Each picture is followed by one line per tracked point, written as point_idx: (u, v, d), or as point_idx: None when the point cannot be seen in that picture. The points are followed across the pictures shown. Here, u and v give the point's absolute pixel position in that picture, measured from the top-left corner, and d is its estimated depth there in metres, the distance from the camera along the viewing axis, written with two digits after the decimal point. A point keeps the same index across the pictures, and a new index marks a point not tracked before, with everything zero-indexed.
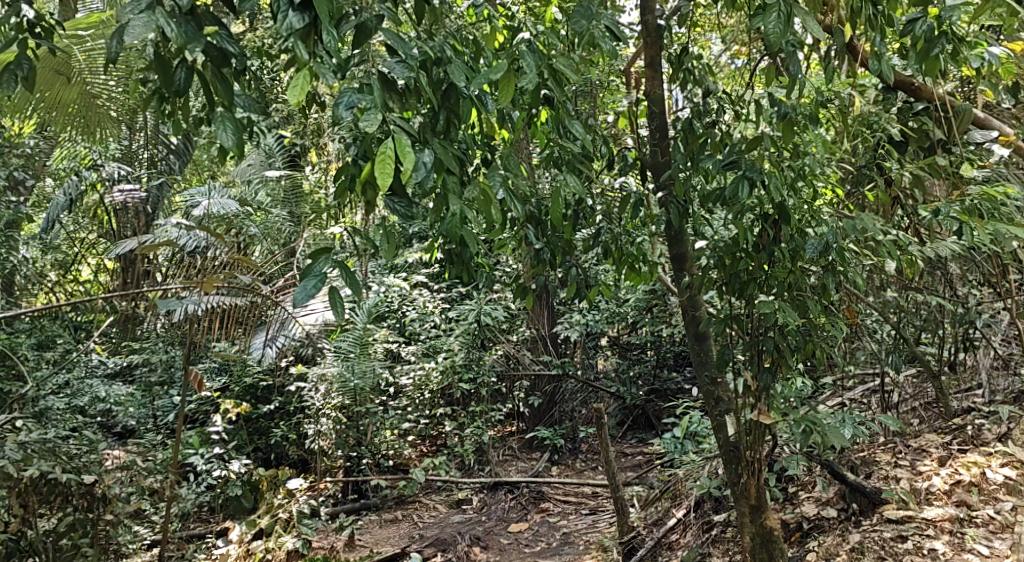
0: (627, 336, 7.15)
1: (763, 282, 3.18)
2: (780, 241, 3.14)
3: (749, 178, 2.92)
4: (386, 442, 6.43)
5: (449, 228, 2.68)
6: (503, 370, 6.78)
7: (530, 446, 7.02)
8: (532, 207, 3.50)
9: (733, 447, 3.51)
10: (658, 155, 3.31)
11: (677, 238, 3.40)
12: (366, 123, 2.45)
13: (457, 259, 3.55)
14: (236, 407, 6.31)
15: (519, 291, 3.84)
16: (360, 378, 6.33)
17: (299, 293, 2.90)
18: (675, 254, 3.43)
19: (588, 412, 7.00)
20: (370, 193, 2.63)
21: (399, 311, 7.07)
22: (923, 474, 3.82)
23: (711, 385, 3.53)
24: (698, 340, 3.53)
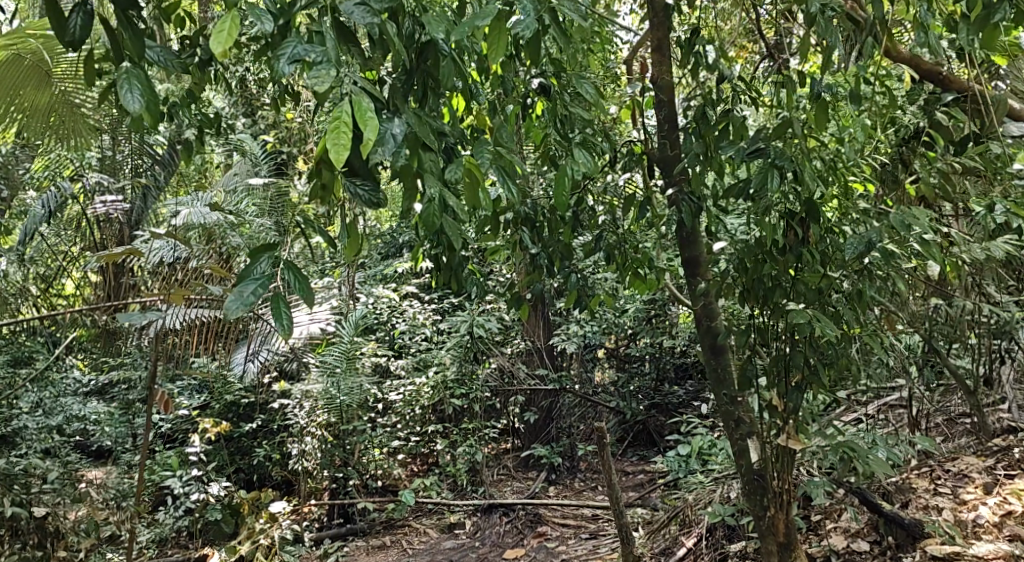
0: (626, 347, 6.87)
1: (790, 290, 2.94)
2: (807, 243, 2.91)
3: (779, 167, 2.65)
4: (374, 462, 6.11)
5: (424, 218, 2.33)
6: (496, 385, 6.44)
7: (525, 464, 6.65)
8: (526, 208, 3.22)
9: (755, 475, 3.24)
10: (666, 149, 3.02)
11: (689, 239, 3.15)
12: (315, 80, 2.18)
13: (446, 266, 3.26)
14: (215, 426, 6.09)
15: (512, 300, 3.54)
16: (347, 395, 6.04)
17: (234, 301, 2.66)
18: (686, 257, 3.18)
19: (587, 428, 6.68)
20: (325, 175, 2.36)
21: (388, 324, 6.80)
22: (969, 504, 3.56)
23: (732, 404, 3.23)
24: (714, 353, 3.24)
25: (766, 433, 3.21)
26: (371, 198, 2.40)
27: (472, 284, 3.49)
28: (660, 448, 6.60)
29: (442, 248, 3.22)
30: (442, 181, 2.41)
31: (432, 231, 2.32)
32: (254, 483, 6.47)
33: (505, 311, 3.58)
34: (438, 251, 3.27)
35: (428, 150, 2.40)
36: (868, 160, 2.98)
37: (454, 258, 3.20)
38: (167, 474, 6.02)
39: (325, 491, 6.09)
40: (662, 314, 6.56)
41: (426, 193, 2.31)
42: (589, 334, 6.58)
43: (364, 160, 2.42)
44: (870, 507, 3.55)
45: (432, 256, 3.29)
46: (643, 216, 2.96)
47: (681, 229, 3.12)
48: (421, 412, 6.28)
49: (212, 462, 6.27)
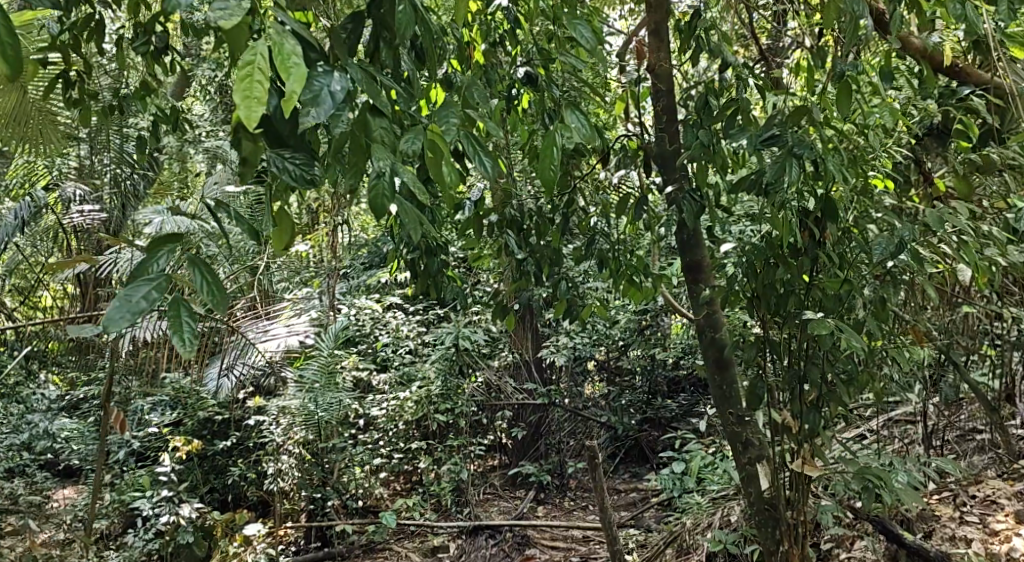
0: (618, 359, 6.61)
1: (807, 297, 2.77)
2: (823, 245, 2.72)
3: (798, 155, 2.42)
4: (355, 481, 5.84)
5: (371, 196, 2.04)
6: (483, 400, 6.20)
7: (513, 483, 6.39)
8: (512, 210, 2.99)
9: (764, 503, 3.04)
10: (664, 143, 2.81)
11: (689, 242, 2.99)
12: (221, 13, 1.91)
13: (423, 271, 3.02)
14: (186, 444, 5.93)
15: (497, 308, 3.31)
16: (326, 411, 5.86)
17: (116, 309, 2.24)
18: (687, 265, 3.03)
19: (577, 444, 6.41)
20: (247, 145, 2.12)
21: (371, 336, 6.56)
22: (999, 535, 3.37)
23: (746, 423, 3.03)
24: (720, 368, 3.06)
25: (776, 455, 3.03)
26: (303, 173, 2.12)
27: (453, 294, 3.25)
28: (653, 465, 6.34)
29: (421, 255, 2.97)
30: (396, 153, 2.13)
31: (379, 216, 2.02)
32: (228, 504, 6.20)
33: (491, 321, 3.36)
34: (416, 255, 3.01)
35: (380, 116, 2.13)
36: (888, 154, 2.75)
37: (432, 263, 2.96)
38: (136, 495, 5.73)
39: (303, 512, 5.82)
40: (654, 325, 6.38)
41: (371, 167, 2.02)
42: (579, 346, 6.33)
43: (295, 128, 2.14)
44: (890, 537, 3.33)
45: (409, 263, 3.04)
46: (638, 216, 2.71)
47: (683, 233, 2.96)
48: (404, 428, 6.04)
49: (184, 482, 5.99)
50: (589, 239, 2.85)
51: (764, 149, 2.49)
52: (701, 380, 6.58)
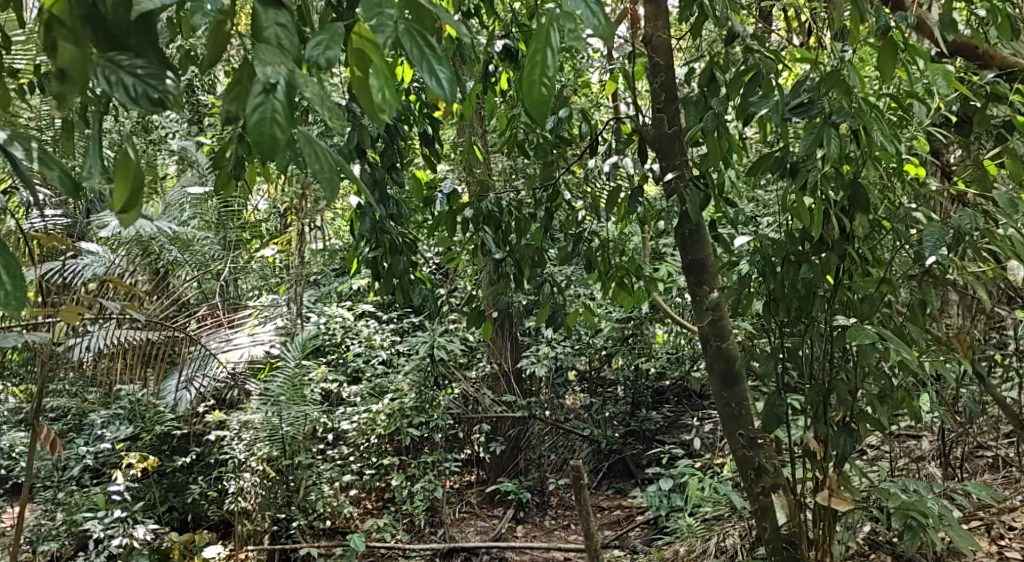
0: (600, 369, 6.32)
1: (832, 300, 2.52)
2: (852, 240, 2.48)
3: (836, 124, 2.23)
4: (323, 499, 5.51)
5: (253, 126, 1.69)
6: (460, 412, 5.89)
7: (491, 501, 6.06)
8: (490, 204, 2.66)
9: (775, 533, 2.76)
10: (663, 128, 2.56)
11: (698, 239, 2.75)
12: None
13: (386, 272, 2.71)
14: (141, 461, 5.59)
15: (473, 315, 3.02)
16: (291, 426, 5.57)
17: None
18: (686, 263, 2.80)
19: (558, 459, 6.11)
20: (65, 48, 1.71)
21: (343, 346, 6.28)
22: None
23: (759, 442, 2.79)
24: (726, 384, 2.80)
25: (793, 484, 2.78)
26: (149, 86, 1.73)
27: (421, 299, 2.95)
28: (638, 480, 6.04)
29: (386, 255, 2.68)
30: (297, 62, 1.79)
31: (265, 153, 1.69)
32: (188, 525, 5.87)
33: (462, 329, 3.07)
34: (377, 255, 2.69)
35: (272, 9, 1.80)
36: (923, 131, 2.49)
37: (397, 262, 2.66)
38: (88, 516, 5.39)
39: (266, 533, 5.47)
40: (638, 334, 6.05)
41: (254, 83, 1.68)
42: (560, 356, 6.04)
43: (132, 20, 1.76)
44: None
45: (369, 262, 2.71)
46: (637, 208, 2.38)
47: (689, 227, 2.72)
48: (377, 443, 5.76)
49: (140, 501, 5.66)
50: (575, 236, 2.54)
51: (792, 118, 2.30)
52: (687, 391, 6.31)
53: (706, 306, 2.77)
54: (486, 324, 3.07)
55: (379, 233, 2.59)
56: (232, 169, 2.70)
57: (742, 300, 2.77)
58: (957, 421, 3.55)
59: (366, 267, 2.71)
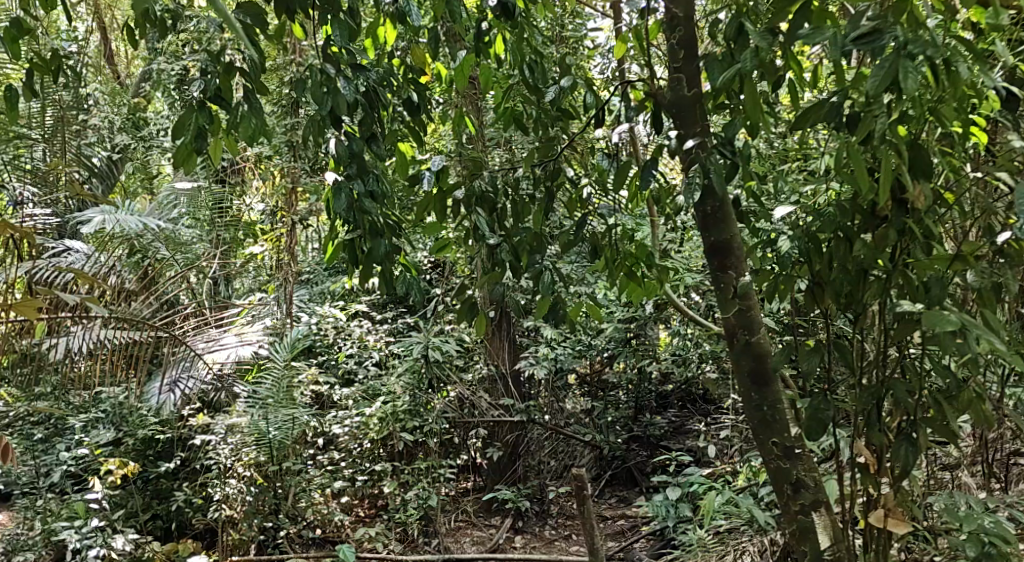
0: (601, 372, 6.08)
1: (894, 280, 2.29)
2: (912, 211, 2.26)
3: (910, 55, 1.99)
4: (312, 506, 5.30)
5: None
6: (455, 416, 5.63)
7: (488, 509, 5.78)
8: (483, 183, 2.45)
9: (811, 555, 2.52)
10: (681, 89, 2.36)
11: (725, 218, 2.51)
12: None
13: (365, 256, 2.45)
14: (121, 468, 5.33)
15: (464, 307, 2.76)
16: (279, 430, 5.31)
17: None
18: (708, 245, 2.55)
19: (560, 466, 5.81)
20: None
21: (335, 348, 6.04)
22: None
23: (788, 447, 2.53)
24: (761, 386, 2.53)
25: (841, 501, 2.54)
26: None
27: (406, 290, 2.68)
28: (643, 488, 5.78)
29: (365, 238, 2.44)
30: None
31: None
32: (171, 534, 5.62)
33: (452, 323, 2.81)
34: (356, 235, 2.45)
35: None
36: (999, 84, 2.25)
37: (378, 246, 2.42)
38: (65, 524, 5.13)
39: (252, 543, 5.22)
40: (642, 335, 5.81)
41: None
42: (561, 357, 5.76)
43: None
44: None
45: (346, 243, 2.47)
46: (652, 180, 2.12)
47: (713, 205, 2.49)
48: (371, 447, 5.50)
49: (119, 510, 5.39)
50: (579, 216, 2.29)
51: (855, 51, 2.03)
52: (692, 395, 6.05)
53: (732, 291, 2.53)
54: (479, 319, 2.80)
55: (361, 211, 2.37)
56: (194, 140, 2.34)
57: (779, 287, 2.52)
58: (994, 429, 3.28)
59: (342, 248, 2.48)
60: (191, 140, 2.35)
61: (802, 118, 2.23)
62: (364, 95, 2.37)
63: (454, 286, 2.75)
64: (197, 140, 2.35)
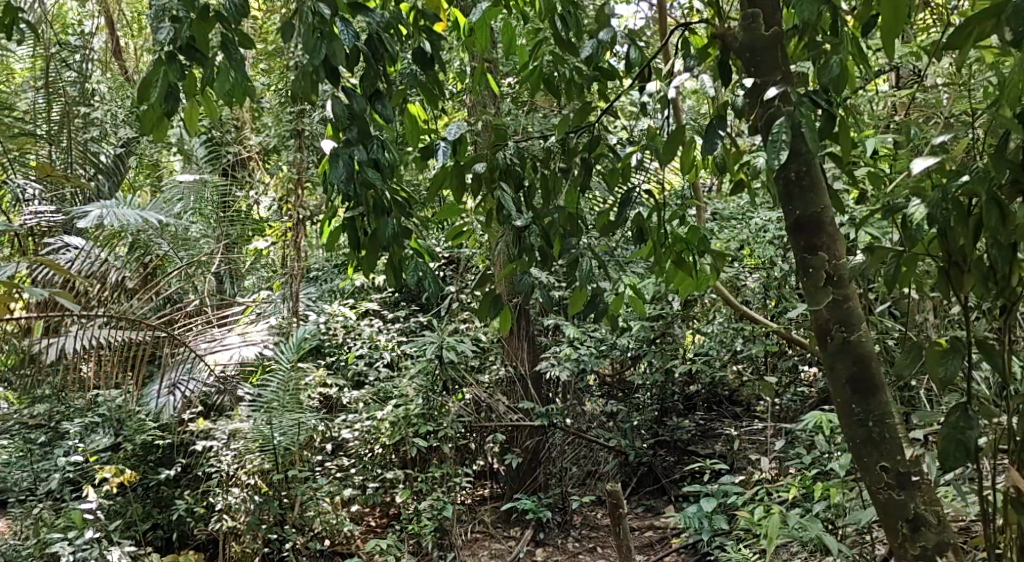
0: (624, 372, 5.70)
1: None
2: None
3: None
4: (321, 516, 4.99)
5: None
6: (471, 421, 5.29)
7: (506, 519, 5.44)
8: (508, 154, 2.18)
9: None
10: (756, 29, 2.13)
11: (811, 187, 2.23)
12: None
13: (369, 238, 2.20)
14: (116, 475, 5.03)
15: (486, 301, 2.43)
16: (283, 435, 5.00)
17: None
18: (789, 221, 2.27)
19: (582, 473, 5.51)
20: None
21: (344, 347, 5.74)
22: None
23: (895, 471, 2.21)
24: (863, 396, 2.22)
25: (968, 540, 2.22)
26: None
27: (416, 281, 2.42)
28: (672, 497, 5.42)
29: (370, 217, 2.20)
30: None
31: None
32: (173, 545, 5.31)
33: (473, 318, 2.49)
34: (357, 213, 2.20)
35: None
36: None
37: (382, 228, 2.17)
38: (59, 536, 4.81)
39: (256, 556, 4.89)
40: (668, 334, 5.49)
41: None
42: (584, 358, 5.41)
43: None
44: None
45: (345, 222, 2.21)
46: (718, 142, 1.96)
47: (796, 171, 2.22)
48: (382, 453, 5.19)
49: (115, 521, 5.07)
50: (623, 194, 2.03)
51: None
52: (720, 396, 5.62)
53: (823, 274, 2.23)
54: (504, 314, 2.49)
55: (366, 187, 2.13)
56: (162, 102, 2.17)
57: (901, 272, 2.26)
58: None
59: (341, 229, 2.22)
60: (160, 102, 2.19)
61: (948, 41, 1.99)
62: (365, 45, 2.13)
63: (476, 277, 2.42)
64: (168, 102, 2.18)
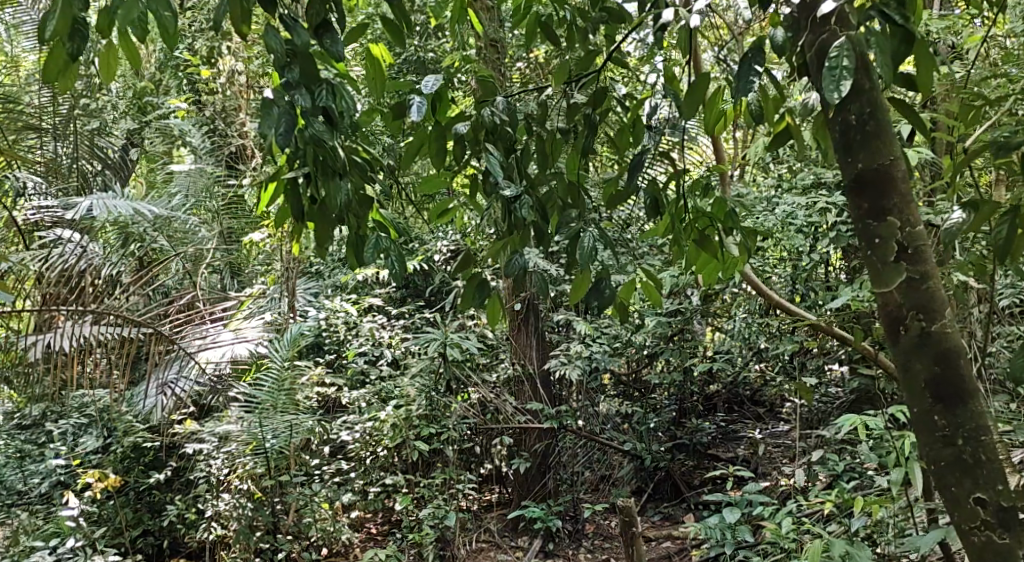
0: (641, 372, 5.36)
1: None
2: None
3: None
4: (319, 523, 4.67)
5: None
6: (476, 423, 4.98)
7: (514, 528, 5.13)
8: (497, 111, 2.07)
9: None
10: None
11: (876, 133, 1.95)
12: None
13: (320, 202, 2.23)
14: (102, 479, 4.76)
15: (471, 289, 2.32)
16: (275, 438, 4.72)
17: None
18: (850, 178, 1.98)
19: (594, 477, 5.20)
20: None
21: (345, 344, 5.45)
22: None
23: (995, 506, 1.92)
24: (951, 408, 1.93)
25: None
26: None
27: (375, 254, 2.36)
28: (690, 503, 5.02)
29: (318, 178, 2.19)
30: None
31: None
32: (164, 552, 5.04)
33: (458, 310, 2.38)
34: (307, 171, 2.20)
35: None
36: None
37: (332, 191, 2.18)
38: (40, 544, 4.55)
39: None
40: (686, 331, 5.16)
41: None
42: (596, 355, 5.11)
43: None
44: None
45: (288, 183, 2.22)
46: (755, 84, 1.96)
47: (858, 113, 1.95)
48: (384, 457, 4.90)
49: (100, 528, 4.80)
50: (632, 160, 1.99)
51: None
52: (740, 396, 5.36)
53: (894, 244, 1.94)
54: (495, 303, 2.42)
55: (315, 145, 2.12)
56: (69, 43, 2.00)
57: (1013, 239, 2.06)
58: None
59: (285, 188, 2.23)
60: (66, 42, 2.00)
61: None
62: None
63: (457, 261, 2.36)
64: (73, 41, 2.00)
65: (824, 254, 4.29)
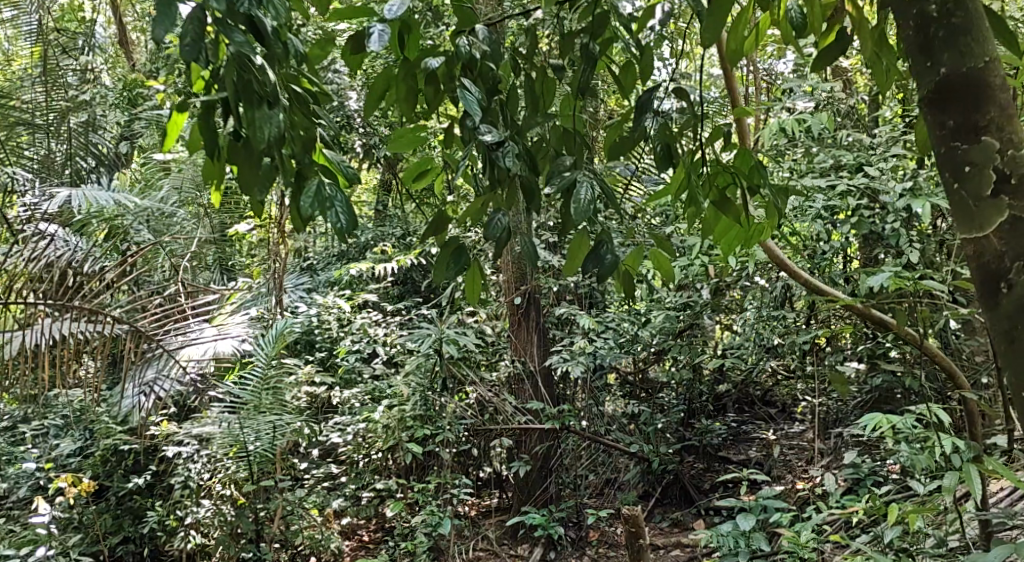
0: (647, 370, 5.10)
1: None
2: None
3: None
4: (307, 531, 4.48)
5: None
6: (474, 423, 4.69)
7: (514, 534, 4.86)
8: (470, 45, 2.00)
9: None
10: None
11: (962, 28, 1.68)
12: None
13: (245, 139, 2.00)
14: (78, 485, 4.49)
15: (446, 258, 2.10)
16: (257, 441, 4.42)
17: None
18: (932, 88, 1.69)
19: (598, 481, 4.93)
20: None
21: (336, 341, 5.22)
22: None
23: None
24: None
25: None
26: None
27: (313, 205, 2.04)
28: (700, 509, 4.74)
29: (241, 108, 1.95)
30: None
31: None
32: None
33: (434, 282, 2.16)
34: (224, 96, 1.99)
35: None
36: None
37: (259, 124, 1.94)
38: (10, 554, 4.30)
39: None
40: (695, 327, 4.88)
41: None
42: (600, 352, 4.83)
43: None
44: None
45: (203, 112, 2.01)
46: None
47: (941, 4, 1.70)
48: (377, 460, 4.66)
49: (75, 535, 4.54)
50: (641, 98, 1.93)
51: None
52: (750, 396, 5.12)
53: (992, 172, 1.65)
54: (472, 273, 2.22)
55: (239, 64, 1.93)
56: None
57: None
58: None
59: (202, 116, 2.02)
60: None
61: None
62: None
63: (428, 228, 2.12)
64: None
65: (843, 243, 4.03)
